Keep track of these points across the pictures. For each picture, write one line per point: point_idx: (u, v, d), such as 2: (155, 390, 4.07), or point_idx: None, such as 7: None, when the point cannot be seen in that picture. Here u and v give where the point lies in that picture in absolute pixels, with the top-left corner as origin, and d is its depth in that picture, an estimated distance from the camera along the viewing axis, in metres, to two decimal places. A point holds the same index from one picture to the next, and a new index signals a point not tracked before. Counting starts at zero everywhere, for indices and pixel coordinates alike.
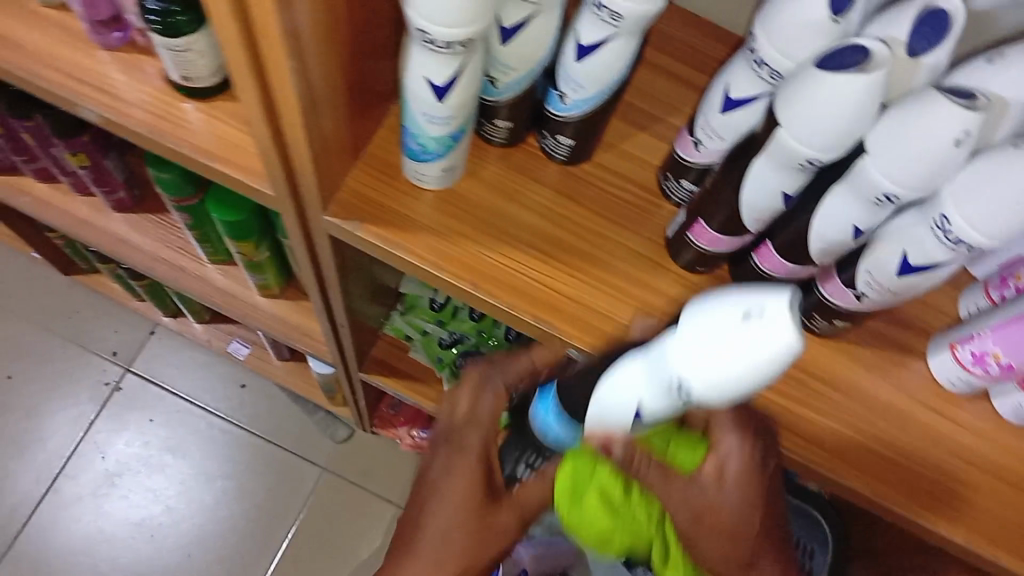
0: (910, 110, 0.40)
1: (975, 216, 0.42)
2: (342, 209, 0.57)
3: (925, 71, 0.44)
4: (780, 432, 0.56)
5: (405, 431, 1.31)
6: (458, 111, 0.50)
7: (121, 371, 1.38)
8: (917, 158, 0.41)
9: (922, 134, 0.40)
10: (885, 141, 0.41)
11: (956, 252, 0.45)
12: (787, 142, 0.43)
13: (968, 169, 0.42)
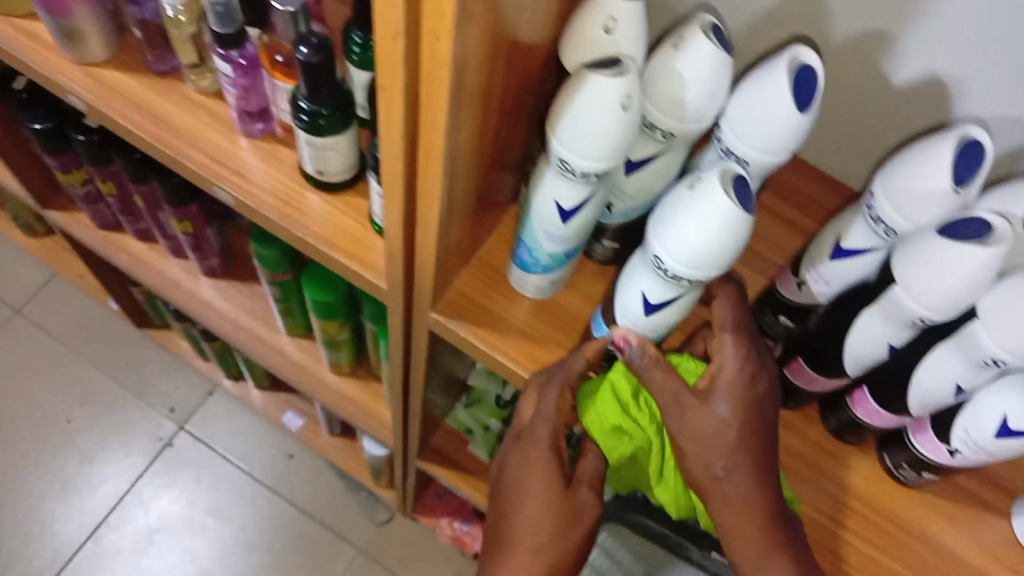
0: None
1: None
2: (448, 307, 0.57)
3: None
4: (840, 566, 0.56)
5: (446, 521, 1.32)
6: (578, 233, 0.50)
7: (174, 429, 1.41)
8: None
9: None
10: (1000, 311, 0.41)
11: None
12: (904, 301, 0.43)
13: None
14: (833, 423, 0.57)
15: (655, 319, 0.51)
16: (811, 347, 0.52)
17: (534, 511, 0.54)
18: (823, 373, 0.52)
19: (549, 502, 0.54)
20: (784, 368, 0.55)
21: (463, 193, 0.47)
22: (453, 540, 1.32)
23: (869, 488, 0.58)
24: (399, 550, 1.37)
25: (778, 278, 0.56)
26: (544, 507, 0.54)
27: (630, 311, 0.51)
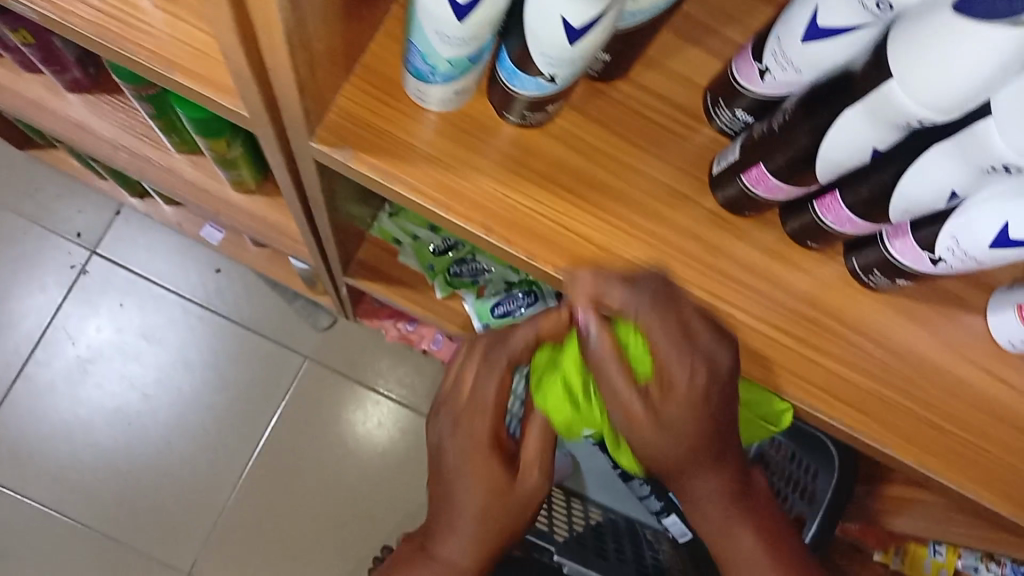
0: None
1: None
2: (331, 134, 0.46)
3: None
4: (793, 383, 0.51)
5: (391, 323, 1.25)
6: (480, 32, 0.38)
7: (86, 254, 1.30)
8: None
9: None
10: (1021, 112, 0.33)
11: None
12: (899, 99, 0.35)
13: None
14: (794, 226, 0.50)
15: (583, 51, 0.38)
16: (770, 153, 0.44)
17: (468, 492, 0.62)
18: (787, 181, 0.44)
19: (489, 493, 0.62)
20: (742, 175, 0.46)
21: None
22: (401, 340, 1.28)
23: (835, 298, 0.51)
24: (347, 351, 1.33)
25: (734, 63, 0.46)
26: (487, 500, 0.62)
27: (546, 48, 0.38)
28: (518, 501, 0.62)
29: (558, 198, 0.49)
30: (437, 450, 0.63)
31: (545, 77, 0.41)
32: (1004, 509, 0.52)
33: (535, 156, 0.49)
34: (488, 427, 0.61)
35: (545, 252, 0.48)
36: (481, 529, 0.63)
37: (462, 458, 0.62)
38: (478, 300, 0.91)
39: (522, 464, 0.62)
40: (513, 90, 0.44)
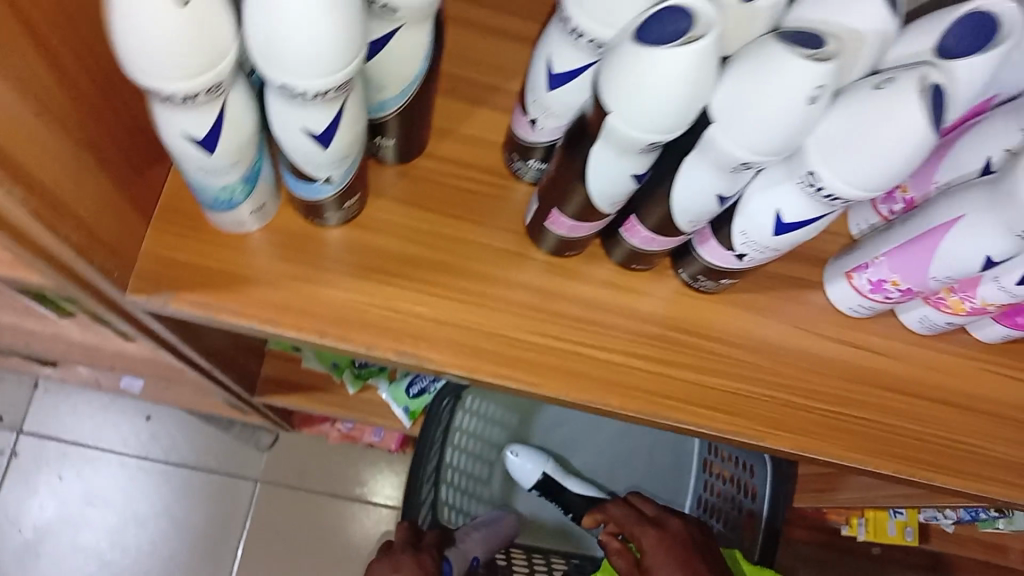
0: (756, 71, 0.33)
1: (841, 172, 0.35)
2: (143, 282, 0.46)
3: (762, 14, 0.35)
4: (672, 405, 0.51)
5: (330, 426, 1.25)
6: (241, 155, 0.39)
7: (13, 436, 1.25)
8: (772, 125, 0.34)
9: (779, 98, 0.33)
10: (734, 109, 0.34)
11: (833, 206, 0.38)
12: (621, 130, 0.35)
13: (829, 118, 0.35)
14: (617, 255, 0.52)
15: (339, 149, 0.39)
16: (559, 197, 0.45)
17: None
18: (581, 219, 0.46)
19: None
20: (545, 222, 0.48)
21: (60, 164, 0.36)
22: (345, 439, 1.27)
23: (681, 310, 0.53)
24: (297, 464, 1.31)
25: (514, 120, 0.48)
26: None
27: (305, 154, 0.39)
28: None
29: (390, 286, 0.49)
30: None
31: (322, 178, 0.42)
32: (907, 471, 0.53)
33: (351, 251, 0.50)
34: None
35: (382, 339, 0.48)
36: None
37: None
38: (391, 386, 0.92)
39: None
40: (304, 197, 0.45)
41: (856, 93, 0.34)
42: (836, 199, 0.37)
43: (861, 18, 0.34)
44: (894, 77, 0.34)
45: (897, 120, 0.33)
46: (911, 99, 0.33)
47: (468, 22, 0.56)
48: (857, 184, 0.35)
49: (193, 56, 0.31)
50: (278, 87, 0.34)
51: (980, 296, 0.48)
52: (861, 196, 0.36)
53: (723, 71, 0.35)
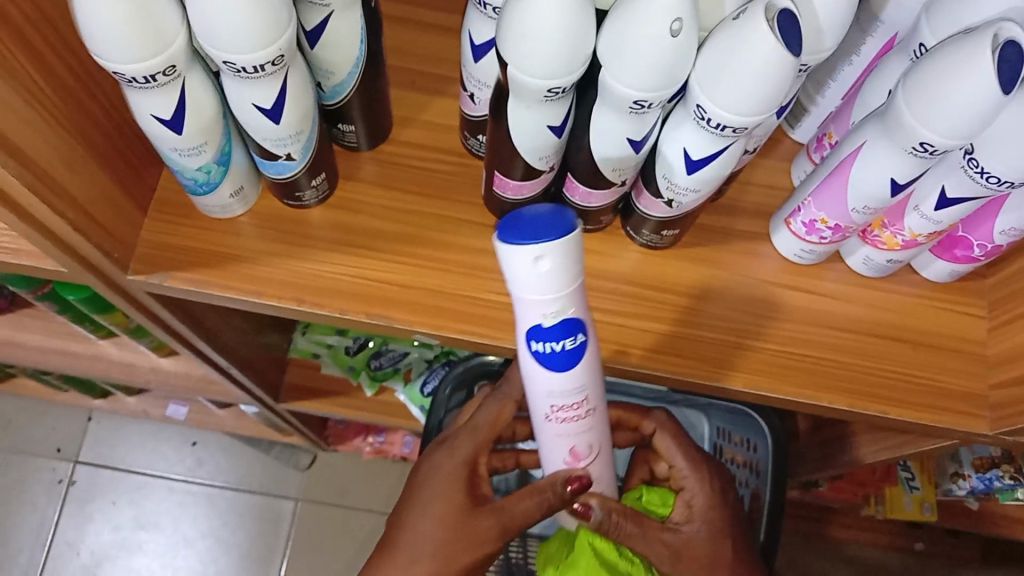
0: (622, 14, 0.38)
1: (722, 98, 0.39)
2: (142, 264, 0.53)
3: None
4: (631, 353, 0.55)
5: (362, 441, 1.28)
6: (208, 137, 0.45)
7: (70, 466, 1.31)
8: (646, 61, 0.38)
9: (645, 34, 0.37)
10: (614, 52, 0.39)
11: (728, 137, 0.42)
12: (525, 80, 0.40)
13: (704, 54, 0.39)
14: None
15: (289, 122, 0.45)
16: (500, 164, 0.50)
17: (421, 522, 0.54)
18: (522, 179, 0.50)
19: (449, 520, 0.54)
20: (495, 189, 0.53)
21: (52, 150, 0.43)
22: (378, 454, 1.30)
23: (634, 266, 0.57)
24: (335, 482, 1.33)
25: (461, 100, 0.53)
26: (442, 527, 0.54)
27: (261, 129, 0.45)
28: (477, 539, 0.53)
29: (363, 258, 0.55)
30: (409, 481, 0.57)
31: (283, 155, 0.48)
32: (865, 405, 0.55)
33: (327, 227, 0.55)
34: (472, 441, 0.56)
35: (354, 303, 0.53)
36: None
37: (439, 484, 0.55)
38: (407, 386, 0.96)
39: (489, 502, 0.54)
40: (273, 176, 0.51)
41: (723, 28, 0.39)
42: (724, 128, 0.41)
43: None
44: (750, 7, 0.38)
45: (753, 45, 0.37)
46: (761, 22, 0.37)
47: (423, 23, 0.61)
48: (738, 108, 0.39)
49: (142, 38, 0.37)
50: (224, 65, 0.40)
51: (907, 227, 0.51)
52: (745, 121, 0.40)
53: (603, 22, 0.40)
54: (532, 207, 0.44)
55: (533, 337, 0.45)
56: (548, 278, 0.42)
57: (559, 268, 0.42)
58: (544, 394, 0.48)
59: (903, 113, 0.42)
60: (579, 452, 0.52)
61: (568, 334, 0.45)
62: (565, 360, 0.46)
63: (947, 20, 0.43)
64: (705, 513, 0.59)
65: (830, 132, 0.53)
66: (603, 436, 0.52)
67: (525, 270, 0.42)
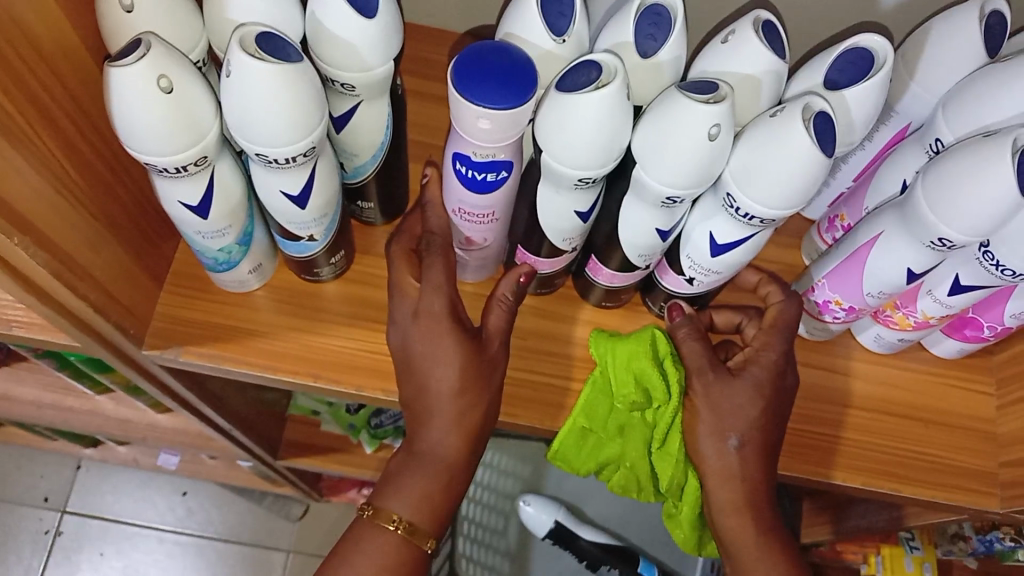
0: (660, 114, 0.39)
1: (755, 193, 0.40)
2: (158, 338, 0.52)
3: (666, 66, 0.42)
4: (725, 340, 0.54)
5: (356, 492, 1.26)
6: (233, 220, 0.45)
7: (57, 516, 1.28)
8: (680, 158, 0.39)
9: (677, 131, 0.38)
10: (647, 147, 0.39)
11: (756, 226, 0.43)
12: (559, 169, 0.41)
13: (739, 152, 0.40)
14: (590, 296, 0.55)
15: (314, 206, 0.45)
16: (524, 238, 0.49)
17: (444, 379, 0.47)
18: (545, 255, 0.50)
19: (467, 366, 0.47)
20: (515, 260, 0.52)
21: (78, 234, 0.43)
22: None
23: None
24: (326, 534, 1.30)
25: None
26: (463, 376, 0.48)
27: (286, 212, 0.45)
28: (493, 370, 0.49)
29: (377, 333, 0.55)
30: (399, 351, 0.49)
31: (305, 236, 0.48)
32: (878, 484, 0.55)
33: (342, 301, 0.55)
34: (444, 293, 0.47)
35: (370, 380, 0.53)
36: (459, 433, 0.49)
37: (430, 343, 0.47)
38: None
39: (485, 335, 0.49)
40: (293, 255, 0.51)
41: (760, 125, 0.40)
42: (752, 218, 0.41)
43: (752, 64, 0.42)
44: (787, 106, 0.39)
45: (788, 145, 0.38)
46: (799, 122, 0.38)
47: (435, 97, 0.60)
48: (774, 204, 0.40)
49: (175, 134, 0.37)
50: (255, 156, 0.40)
51: (920, 309, 0.51)
52: (775, 214, 0.41)
53: (639, 119, 0.40)
54: (510, 52, 0.40)
55: (458, 160, 0.43)
56: (488, 136, 0.40)
57: (498, 130, 0.39)
58: (456, 197, 0.46)
59: (922, 209, 0.43)
60: (473, 240, 0.50)
61: (494, 169, 0.43)
62: (488, 188, 0.44)
63: (961, 119, 0.45)
64: (767, 364, 0.49)
65: (843, 215, 0.53)
66: (502, 233, 0.50)
67: (466, 122, 0.39)
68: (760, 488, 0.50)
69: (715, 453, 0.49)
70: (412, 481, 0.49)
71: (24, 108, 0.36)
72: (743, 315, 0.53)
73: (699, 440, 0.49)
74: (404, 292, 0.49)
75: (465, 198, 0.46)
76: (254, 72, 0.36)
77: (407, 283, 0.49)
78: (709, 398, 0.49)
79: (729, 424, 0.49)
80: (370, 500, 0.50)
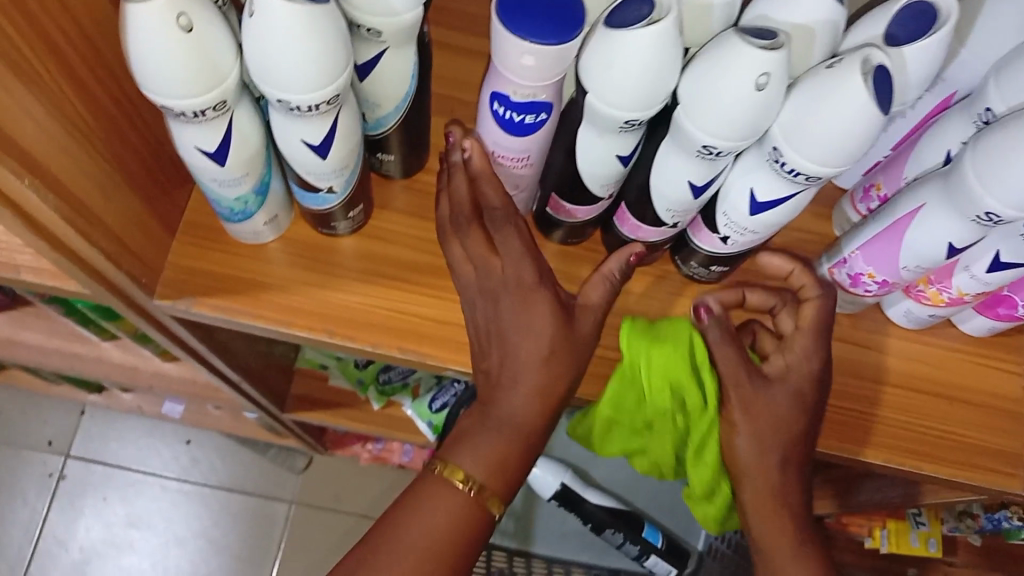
0: (713, 59, 0.37)
1: (804, 148, 0.38)
2: (170, 289, 0.51)
3: (717, 8, 0.40)
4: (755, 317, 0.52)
5: (361, 446, 1.26)
6: (251, 168, 0.44)
7: (61, 461, 1.28)
8: (728, 109, 0.37)
9: (728, 80, 0.36)
10: (695, 94, 0.38)
11: (800, 184, 0.41)
12: (604, 110, 0.39)
13: (790, 105, 0.38)
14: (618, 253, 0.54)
15: (337, 158, 0.43)
16: (556, 182, 0.48)
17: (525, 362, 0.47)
18: (575, 202, 0.48)
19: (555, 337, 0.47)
20: (547, 208, 0.51)
21: (89, 180, 0.41)
22: (376, 461, 1.27)
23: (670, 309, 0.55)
24: (330, 486, 1.30)
25: None
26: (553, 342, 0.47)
27: (305, 163, 0.43)
28: (582, 344, 0.48)
29: (392, 290, 0.53)
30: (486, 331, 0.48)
31: (325, 189, 0.47)
32: (899, 461, 0.54)
33: (356, 257, 0.53)
34: (527, 261, 0.46)
35: (386, 338, 0.52)
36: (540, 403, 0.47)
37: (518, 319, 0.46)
38: (414, 401, 0.98)
39: (576, 310, 0.48)
40: (310, 207, 0.49)
41: (815, 75, 0.38)
42: (797, 175, 0.40)
43: (810, 11, 0.39)
44: (844, 58, 0.37)
45: (840, 102, 0.36)
46: (856, 74, 0.36)
47: (459, 48, 0.58)
48: (823, 161, 0.38)
49: (196, 78, 0.36)
50: (277, 103, 0.38)
51: (955, 285, 0.50)
52: (821, 172, 0.39)
53: (688, 64, 0.39)
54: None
55: (496, 100, 0.41)
56: (532, 74, 0.38)
57: (544, 68, 0.37)
58: (491, 139, 0.44)
59: (969, 181, 0.41)
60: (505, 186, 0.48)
61: (535, 109, 0.41)
62: (526, 129, 0.42)
63: (1016, 86, 0.43)
64: (804, 372, 0.49)
65: (880, 184, 0.52)
66: (535, 179, 0.49)
67: (510, 59, 0.37)
68: (792, 497, 0.51)
69: (750, 460, 0.49)
70: (488, 442, 0.48)
71: (35, 44, 0.34)
72: (775, 301, 0.51)
73: (733, 448, 0.49)
74: (490, 270, 0.47)
75: (500, 140, 0.44)
76: (278, 15, 0.34)
77: (492, 260, 0.47)
78: (746, 409, 0.48)
79: (766, 437, 0.49)
80: (437, 456, 0.49)
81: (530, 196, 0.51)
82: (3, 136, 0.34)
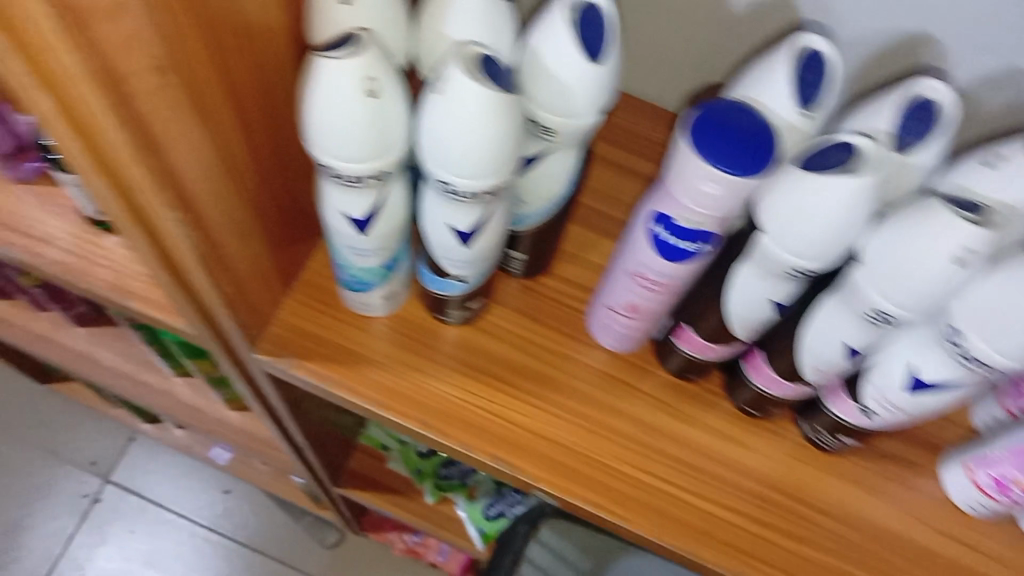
0: (909, 222, 0.34)
1: (993, 336, 0.34)
2: (271, 345, 0.50)
3: (916, 169, 0.37)
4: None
5: (397, 535, 1.21)
6: (389, 241, 0.42)
7: (99, 483, 1.27)
8: (916, 278, 0.34)
9: (924, 249, 0.33)
10: (882, 255, 0.35)
11: (974, 372, 0.37)
12: (776, 253, 0.36)
13: (979, 286, 0.34)
14: (736, 398, 0.51)
15: (477, 249, 0.42)
16: (691, 312, 0.45)
17: None
18: (709, 338, 0.45)
19: None
20: (674, 338, 0.48)
21: (230, 224, 0.40)
22: (409, 553, 1.22)
23: (778, 471, 0.51)
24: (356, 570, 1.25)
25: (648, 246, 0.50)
26: None
27: (444, 245, 0.42)
28: None
29: (491, 391, 0.50)
30: None
31: (454, 276, 0.45)
32: None
33: (462, 349, 0.51)
34: None
35: (478, 440, 0.49)
36: None
37: None
38: (469, 503, 0.91)
39: None
40: (432, 290, 0.48)
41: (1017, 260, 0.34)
42: (976, 363, 0.36)
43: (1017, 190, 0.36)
44: None
45: None
46: None
47: (604, 159, 0.57)
48: (1014, 354, 0.35)
49: (368, 145, 0.35)
50: (438, 183, 0.37)
51: None
52: (1007, 366, 0.35)
53: (877, 222, 0.36)
54: (753, 114, 0.35)
55: (658, 220, 0.39)
56: (710, 204, 0.36)
57: (725, 199, 0.35)
58: (638, 259, 0.42)
59: None
60: (637, 309, 0.46)
61: (697, 239, 0.39)
62: (680, 257, 0.40)
63: None
64: None
65: None
66: (670, 309, 0.46)
67: (689, 184, 0.35)
68: None
69: None
70: None
71: (217, 83, 0.34)
72: None
73: None
74: None
75: (650, 262, 0.41)
76: (468, 99, 0.33)
77: None
78: None
79: None
80: None
81: (657, 325, 0.49)
82: (164, 168, 0.33)
